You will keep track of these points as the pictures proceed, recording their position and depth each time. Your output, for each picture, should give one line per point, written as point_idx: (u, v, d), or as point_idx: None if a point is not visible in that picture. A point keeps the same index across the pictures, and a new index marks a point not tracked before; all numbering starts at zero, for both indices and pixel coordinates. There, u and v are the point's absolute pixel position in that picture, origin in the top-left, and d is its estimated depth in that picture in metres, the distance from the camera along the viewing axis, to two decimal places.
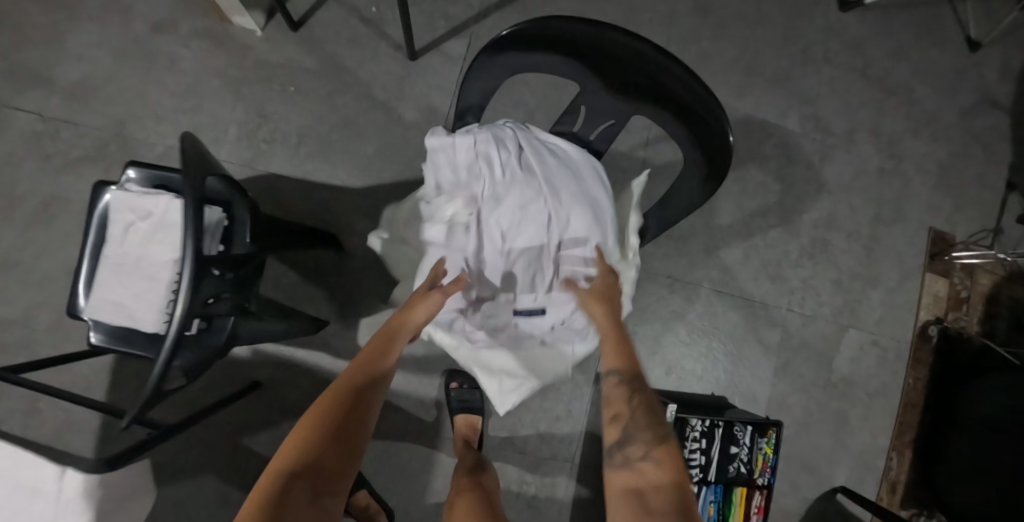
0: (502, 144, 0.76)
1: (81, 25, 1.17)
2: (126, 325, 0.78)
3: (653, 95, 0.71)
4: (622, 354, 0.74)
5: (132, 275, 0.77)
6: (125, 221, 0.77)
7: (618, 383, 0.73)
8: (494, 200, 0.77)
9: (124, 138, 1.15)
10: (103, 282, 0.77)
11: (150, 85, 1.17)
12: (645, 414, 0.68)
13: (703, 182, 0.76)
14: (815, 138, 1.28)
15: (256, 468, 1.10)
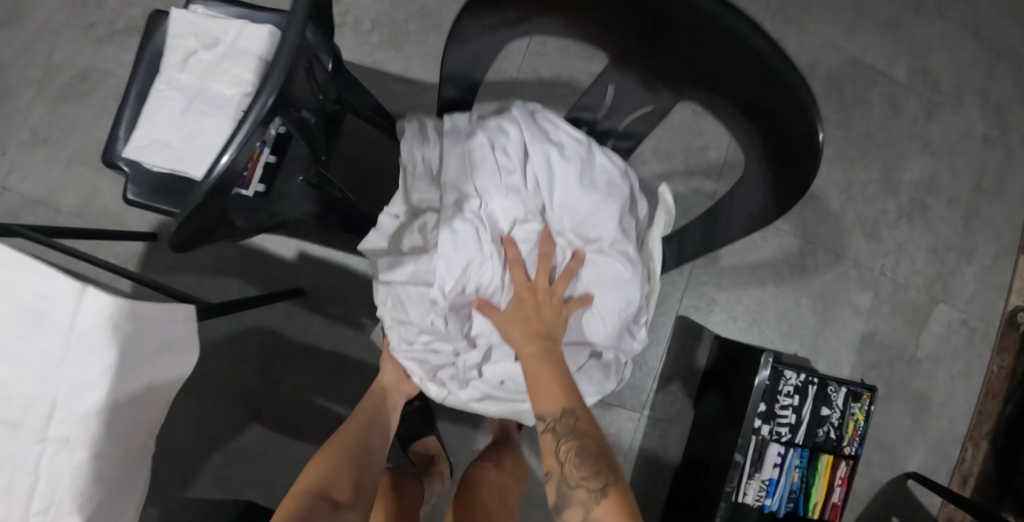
0: (498, 145, 0.62)
1: None
2: (167, 169, 0.62)
3: (710, 87, 0.55)
4: (561, 394, 0.58)
5: (186, 110, 0.62)
6: (185, 47, 0.62)
7: (550, 432, 0.57)
8: (486, 213, 0.62)
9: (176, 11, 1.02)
10: (149, 117, 0.62)
11: None
12: (581, 469, 0.55)
13: (770, 192, 0.60)
14: (921, 95, 1.17)
15: (294, 383, 0.98)
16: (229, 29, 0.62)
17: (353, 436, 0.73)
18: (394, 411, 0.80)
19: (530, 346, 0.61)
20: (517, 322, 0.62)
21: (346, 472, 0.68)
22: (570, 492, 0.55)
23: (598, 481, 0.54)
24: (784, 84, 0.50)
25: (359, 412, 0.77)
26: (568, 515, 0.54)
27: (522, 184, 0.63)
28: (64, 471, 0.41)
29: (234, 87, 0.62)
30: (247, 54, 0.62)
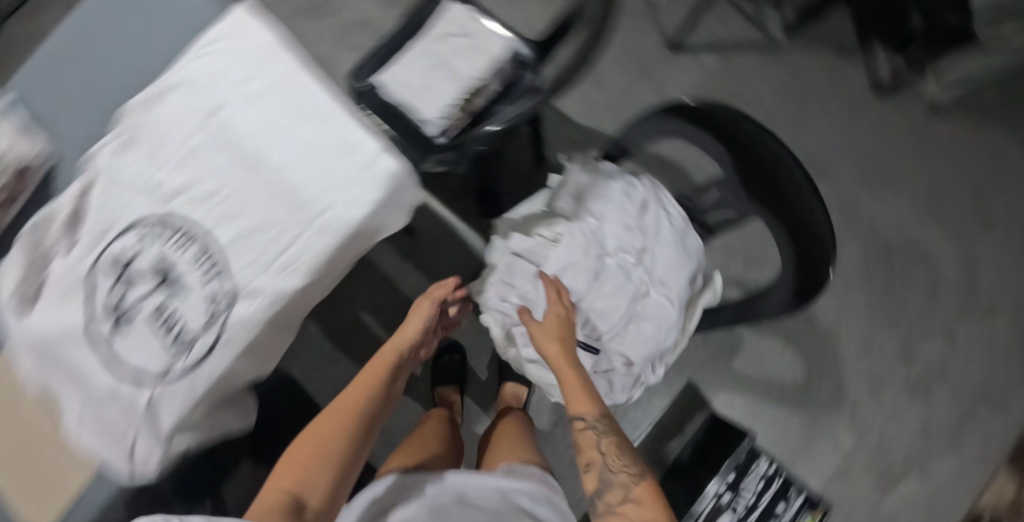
0: (628, 191, 0.84)
1: None
2: (404, 101, 0.89)
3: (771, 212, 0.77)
4: (588, 396, 0.71)
5: (433, 70, 0.90)
6: (448, 32, 0.92)
7: (586, 427, 0.70)
8: (598, 232, 0.83)
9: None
10: (406, 66, 0.91)
11: None
12: (619, 460, 0.67)
13: (784, 303, 0.78)
14: (962, 296, 1.27)
15: (368, 293, 1.20)
16: (483, 31, 0.92)
17: (333, 434, 0.72)
18: (371, 409, 0.76)
19: (564, 360, 0.73)
20: (550, 331, 0.75)
21: (324, 471, 0.68)
22: (612, 478, 0.66)
23: (637, 468, 0.66)
24: (819, 228, 0.71)
25: (339, 406, 0.76)
26: (610, 498, 0.65)
27: (635, 227, 0.83)
28: (317, 247, 0.63)
29: (469, 69, 0.91)
30: (487, 51, 0.92)
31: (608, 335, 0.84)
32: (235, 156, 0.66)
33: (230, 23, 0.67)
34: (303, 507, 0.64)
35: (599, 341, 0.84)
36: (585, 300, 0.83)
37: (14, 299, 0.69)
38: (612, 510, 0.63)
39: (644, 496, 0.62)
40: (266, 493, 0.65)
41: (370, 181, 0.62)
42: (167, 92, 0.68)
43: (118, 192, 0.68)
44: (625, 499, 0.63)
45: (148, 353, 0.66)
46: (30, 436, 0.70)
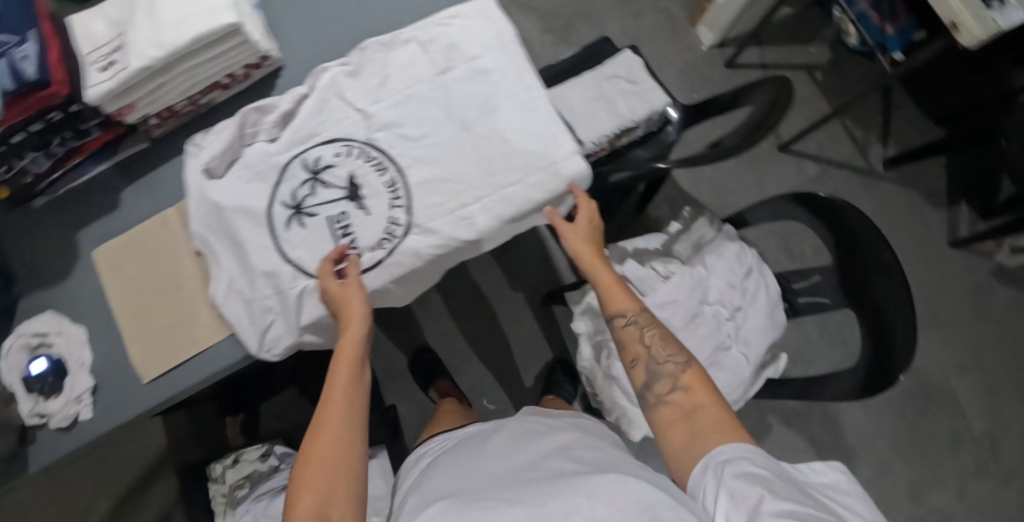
0: (740, 255, 0.93)
1: None
2: (566, 119, 1.01)
3: (867, 309, 0.86)
4: (624, 295, 0.75)
5: (597, 101, 1.02)
6: (618, 73, 1.04)
7: (628, 325, 0.73)
8: (704, 281, 0.92)
9: (566, 22, 1.39)
10: (576, 91, 1.03)
11: (610, 11, 1.41)
12: (661, 350, 0.71)
13: (851, 389, 0.88)
14: (979, 458, 1.29)
15: (457, 278, 1.31)
16: (648, 82, 1.04)
17: (334, 444, 0.62)
18: (354, 401, 0.65)
19: (596, 258, 0.77)
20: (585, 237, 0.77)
21: (344, 486, 0.60)
22: (661, 368, 0.69)
23: (680, 355, 0.70)
24: (904, 338, 0.78)
25: (326, 419, 0.63)
26: (659, 388, 0.68)
27: (737, 288, 0.92)
28: (493, 211, 0.73)
29: (628, 113, 1.02)
30: (646, 99, 1.03)
31: None
32: (446, 115, 0.76)
33: (473, 11, 0.79)
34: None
35: None
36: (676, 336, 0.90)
37: (211, 168, 0.77)
38: (661, 400, 0.67)
39: (692, 383, 0.66)
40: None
41: (560, 174, 0.74)
42: (404, 44, 0.78)
43: (335, 110, 0.77)
44: (675, 387, 0.66)
45: (318, 251, 0.74)
46: (170, 296, 0.78)
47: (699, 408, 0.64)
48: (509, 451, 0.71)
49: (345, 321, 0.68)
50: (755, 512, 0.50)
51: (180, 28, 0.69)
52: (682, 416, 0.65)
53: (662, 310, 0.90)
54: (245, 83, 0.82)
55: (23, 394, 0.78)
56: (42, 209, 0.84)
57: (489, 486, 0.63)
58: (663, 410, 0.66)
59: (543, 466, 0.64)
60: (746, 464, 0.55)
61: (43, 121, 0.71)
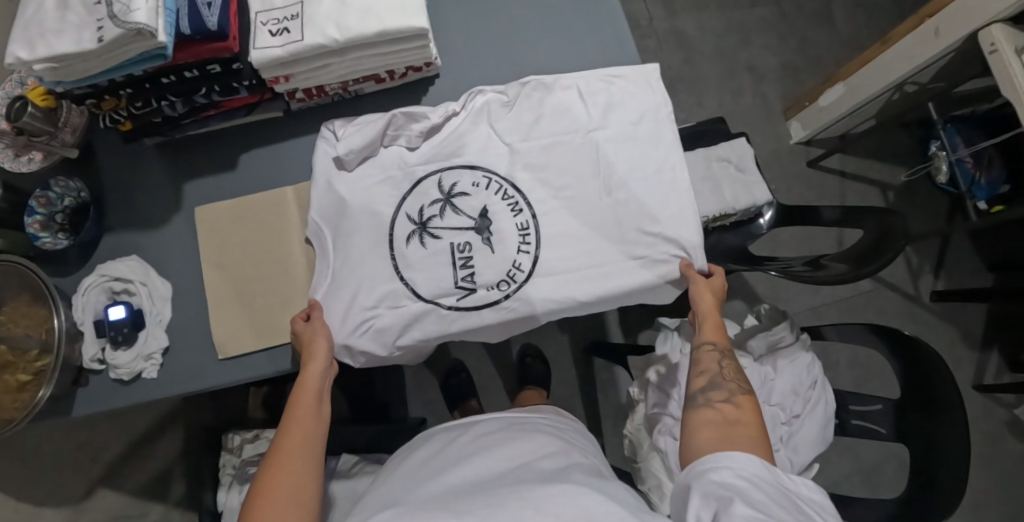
0: (809, 366, 0.95)
1: (723, 11, 1.44)
2: None
3: (920, 451, 0.84)
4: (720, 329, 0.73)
5: (704, 183, 1.05)
6: (728, 160, 1.07)
7: (710, 349, 0.71)
8: (770, 383, 0.94)
9: (670, 84, 1.40)
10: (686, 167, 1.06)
11: (713, 81, 1.41)
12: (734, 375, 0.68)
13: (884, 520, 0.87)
14: None
15: None
16: (754, 176, 1.06)
17: (294, 463, 0.60)
18: (314, 427, 0.64)
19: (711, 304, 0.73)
20: (706, 287, 0.74)
21: (298, 506, 0.58)
22: (720, 383, 0.66)
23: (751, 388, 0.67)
24: (953, 490, 0.77)
25: (285, 440, 0.62)
26: (713, 396, 0.65)
27: (800, 396, 0.94)
28: (608, 279, 0.75)
29: (732, 200, 1.04)
30: (750, 191, 1.05)
31: None
32: (589, 171, 0.77)
33: (638, 76, 0.81)
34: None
35: None
36: None
37: (346, 159, 0.75)
38: (709, 404, 0.64)
39: (748, 408, 0.63)
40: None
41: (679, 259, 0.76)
42: (565, 88, 0.79)
43: (481, 135, 0.78)
44: (730, 400, 0.63)
45: (434, 275, 0.74)
46: (272, 280, 0.77)
47: (741, 425, 0.61)
48: (467, 458, 0.67)
49: (306, 357, 0.69)
50: (723, 513, 0.49)
51: (366, 20, 0.69)
52: (723, 426, 0.61)
53: None
54: (398, 81, 0.82)
55: (93, 337, 0.76)
56: (149, 149, 0.82)
57: (441, 498, 0.60)
58: (702, 415, 0.63)
59: (500, 478, 0.62)
60: (725, 474, 0.54)
61: (198, 72, 0.69)
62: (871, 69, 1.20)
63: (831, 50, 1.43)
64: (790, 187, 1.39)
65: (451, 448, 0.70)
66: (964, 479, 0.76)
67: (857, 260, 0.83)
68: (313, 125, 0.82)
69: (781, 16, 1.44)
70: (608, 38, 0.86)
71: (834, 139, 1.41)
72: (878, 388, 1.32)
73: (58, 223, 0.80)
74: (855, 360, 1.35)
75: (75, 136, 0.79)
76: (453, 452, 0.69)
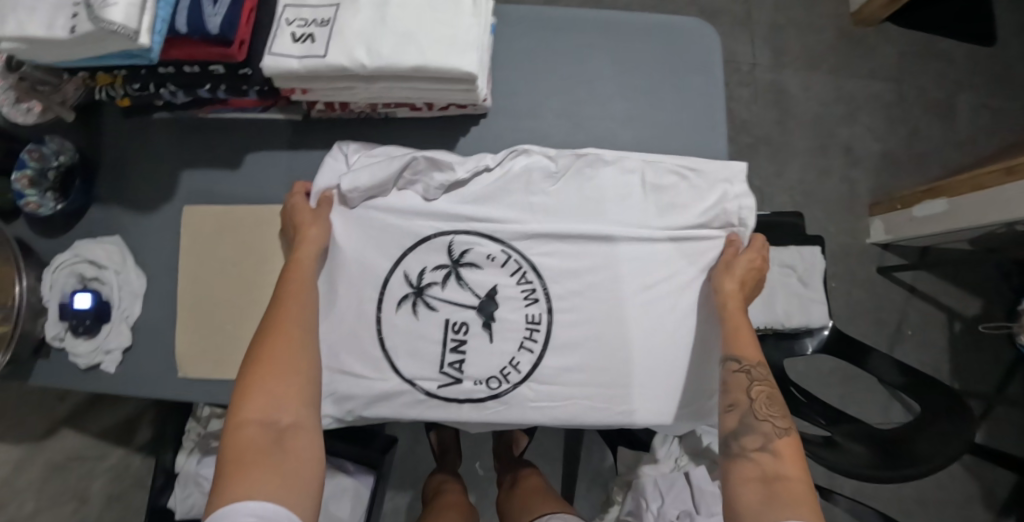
0: None
1: (836, 74, 1.25)
2: None
3: None
4: (749, 340, 0.65)
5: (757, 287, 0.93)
6: (791, 268, 0.94)
7: (738, 370, 0.63)
8: None
9: (750, 143, 1.24)
10: None
11: (801, 152, 1.24)
12: (765, 406, 0.61)
13: None
14: None
15: None
16: (814, 293, 0.94)
17: (285, 348, 0.58)
18: (307, 307, 0.61)
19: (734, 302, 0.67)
20: (737, 284, 0.68)
21: (295, 391, 0.57)
22: (753, 423, 0.60)
23: (785, 422, 0.60)
24: None
25: (271, 346, 0.58)
26: (748, 441, 0.59)
27: None
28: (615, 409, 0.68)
29: (781, 314, 0.92)
30: (805, 310, 0.93)
31: None
32: (622, 276, 0.70)
33: (713, 179, 0.72)
34: (285, 435, 0.55)
35: None
36: None
37: (350, 196, 0.66)
38: (745, 453, 0.59)
39: (786, 452, 0.58)
40: (239, 434, 0.54)
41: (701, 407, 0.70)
42: (624, 171, 0.71)
43: (512, 205, 0.69)
44: (766, 448, 0.58)
45: (419, 350, 0.66)
46: (247, 303, 0.70)
47: (784, 477, 0.56)
48: None
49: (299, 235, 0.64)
50: None
51: (403, 49, 0.57)
52: (762, 478, 0.57)
53: None
54: (436, 112, 0.70)
55: (55, 317, 0.71)
56: (154, 124, 0.74)
57: None
58: (741, 468, 0.58)
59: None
60: None
61: (200, 68, 0.58)
62: (985, 196, 1.02)
63: (943, 151, 1.23)
64: (850, 290, 1.24)
65: None
66: None
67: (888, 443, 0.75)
68: (328, 140, 0.72)
69: (898, 97, 1.25)
70: (682, 124, 0.74)
71: (914, 250, 1.24)
72: None
73: (49, 182, 0.73)
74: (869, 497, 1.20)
75: (78, 92, 0.72)
76: None
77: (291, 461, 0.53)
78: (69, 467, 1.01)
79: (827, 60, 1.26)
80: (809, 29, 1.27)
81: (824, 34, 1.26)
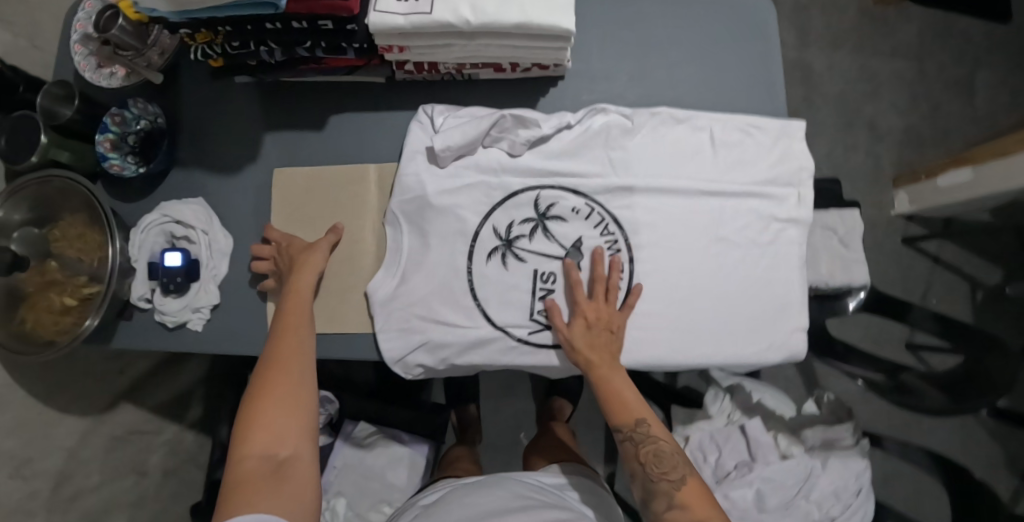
0: (858, 474, 0.88)
1: (859, 53, 1.30)
2: None
3: None
4: (624, 398, 0.64)
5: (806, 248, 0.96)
6: (835, 228, 0.97)
7: (625, 440, 0.63)
8: (814, 477, 0.87)
9: None
10: None
11: (828, 127, 1.29)
12: (663, 463, 0.61)
13: None
14: None
15: None
16: (859, 253, 0.97)
17: (286, 385, 0.60)
18: (301, 344, 0.63)
19: (593, 363, 0.66)
20: (583, 340, 0.66)
21: (293, 424, 0.58)
22: (655, 487, 0.60)
23: (678, 472, 0.60)
24: None
25: (270, 381, 0.60)
26: (658, 506, 0.59)
27: (841, 499, 0.87)
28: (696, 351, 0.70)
29: (825, 275, 0.96)
30: (853, 269, 0.95)
31: None
32: (697, 225, 0.73)
33: (777, 135, 0.75)
34: (286, 466, 0.55)
35: None
36: (757, 507, 0.87)
37: (441, 155, 0.69)
38: (659, 517, 0.59)
39: (691, 500, 0.57)
40: (241, 466, 0.55)
41: (777, 349, 0.72)
42: (696, 129, 0.74)
43: (592, 161, 0.72)
44: (670, 505, 0.57)
45: (509, 299, 0.70)
46: (337, 263, 0.72)
47: None
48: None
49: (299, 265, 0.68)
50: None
51: (505, 6, 0.60)
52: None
53: (759, 484, 0.87)
54: (517, 74, 0.73)
55: (144, 277, 0.73)
56: (236, 89, 0.76)
57: None
58: None
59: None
60: None
61: (307, 24, 0.61)
62: (1004, 162, 1.06)
63: (963, 127, 1.29)
64: (876, 259, 1.29)
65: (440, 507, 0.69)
66: None
67: (955, 386, 0.81)
68: (413, 102, 0.75)
69: (919, 74, 1.30)
70: (749, 84, 0.77)
71: (938, 221, 1.29)
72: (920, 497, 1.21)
73: (129, 146, 0.74)
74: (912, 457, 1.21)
75: (162, 58, 0.74)
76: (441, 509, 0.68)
77: (290, 492, 0.53)
78: (128, 439, 1.04)
79: (852, 39, 1.31)
80: (834, 9, 1.32)
81: (848, 14, 1.32)
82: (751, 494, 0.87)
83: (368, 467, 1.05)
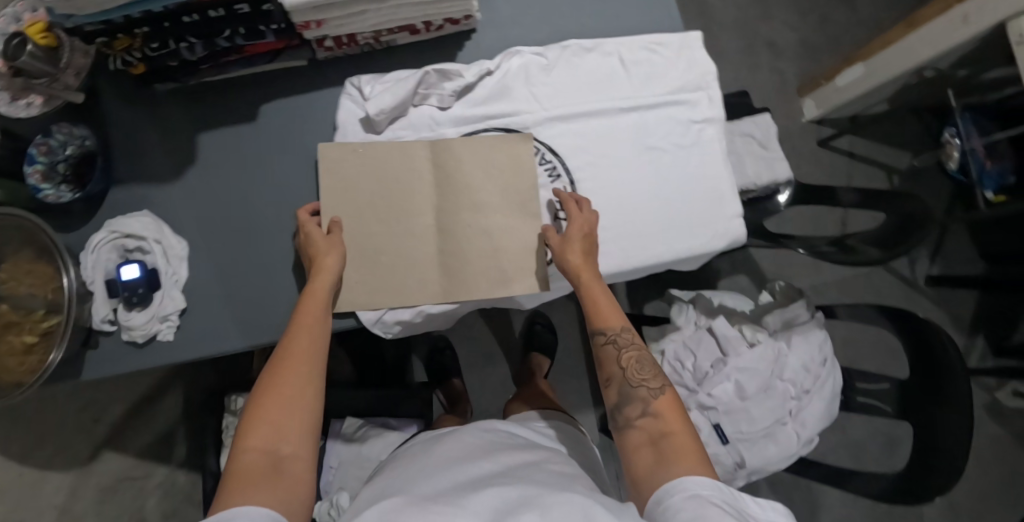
0: (822, 346, 0.95)
1: None
2: None
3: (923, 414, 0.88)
4: (613, 313, 0.66)
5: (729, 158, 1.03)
6: (752, 133, 1.05)
7: (608, 342, 0.66)
8: (782, 356, 0.94)
9: None
10: None
11: (733, 53, 1.39)
12: (639, 373, 0.63)
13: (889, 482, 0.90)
14: None
15: None
16: (776, 153, 1.04)
17: (297, 380, 0.56)
18: (316, 349, 0.59)
19: (583, 272, 0.68)
20: (573, 237, 0.69)
21: (298, 423, 0.54)
22: (634, 392, 0.62)
23: (658, 381, 0.62)
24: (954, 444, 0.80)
25: (274, 377, 0.56)
26: (630, 412, 0.61)
27: (810, 371, 0.94)
28: (649, 254, 0.76)
29: (752, 176, 1.03)
30: (773, 169, 1.03)
31: (743, 437, 0.93)
32: (623, 138, 0.78)
33: (681, 46, 0.81)
34: (285, 464, 0.52)
35: (733, 435, 0.93)
36: (740, 394, 0.93)
37: (377, 120, 0.72)
38: (630, 424, 0.61)
39: (665, 410, 0.59)
40: (238, 461, 0.51)
41: (719, 238, 0.79)
42: (606, 55, 0.79)
43: (519, 98, 0.76)
44: (644, 413, 0.59)
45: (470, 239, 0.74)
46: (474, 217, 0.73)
47: (668, 433, 0.57)
48: (417, 458, 0.66)
49: (313, 268, 0.65)
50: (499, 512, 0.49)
51: None
52: (650, 442, 0.58)
53: (736, 374, 0.93)
54: (433, 34, 0.77)
55: (103, 297, 0.72)
56: (161, 98, 0.77)
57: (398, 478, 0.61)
58: (635, 435, 0.59)
59: (499, 476, 0.57)
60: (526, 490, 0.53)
61: (224, 11, 0.62)
62: (890, 51, 1.17)
63: (849, 32, 1.42)
64: (800, 164, 1.39)
65: (431, 443, 0.69)
66: (965, 440, 0.79)
67: (887, 240, 0.89)
68: (338, 77, 0.78)
69: None
70: (648, 7, 0.83)
71: (845, 119, 1.41)
72: (882, 368, 1.29)
73: (61, 174, 0.73)
74: (870, 333, 1.30)
75: (78, 80, 0.73)
76: (422, 452, 0.67)
77: (289, 493, 0.50)
78: (118, 487, 1.01)
79: None
80: None
81: None
82: (732, 384, 0.93)
83: (364, 456, 1.03)
